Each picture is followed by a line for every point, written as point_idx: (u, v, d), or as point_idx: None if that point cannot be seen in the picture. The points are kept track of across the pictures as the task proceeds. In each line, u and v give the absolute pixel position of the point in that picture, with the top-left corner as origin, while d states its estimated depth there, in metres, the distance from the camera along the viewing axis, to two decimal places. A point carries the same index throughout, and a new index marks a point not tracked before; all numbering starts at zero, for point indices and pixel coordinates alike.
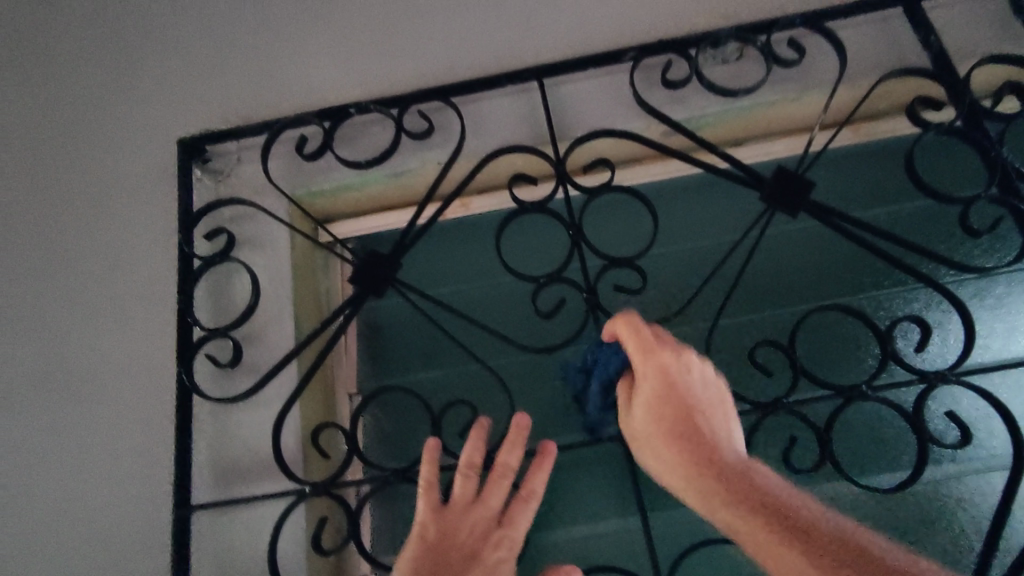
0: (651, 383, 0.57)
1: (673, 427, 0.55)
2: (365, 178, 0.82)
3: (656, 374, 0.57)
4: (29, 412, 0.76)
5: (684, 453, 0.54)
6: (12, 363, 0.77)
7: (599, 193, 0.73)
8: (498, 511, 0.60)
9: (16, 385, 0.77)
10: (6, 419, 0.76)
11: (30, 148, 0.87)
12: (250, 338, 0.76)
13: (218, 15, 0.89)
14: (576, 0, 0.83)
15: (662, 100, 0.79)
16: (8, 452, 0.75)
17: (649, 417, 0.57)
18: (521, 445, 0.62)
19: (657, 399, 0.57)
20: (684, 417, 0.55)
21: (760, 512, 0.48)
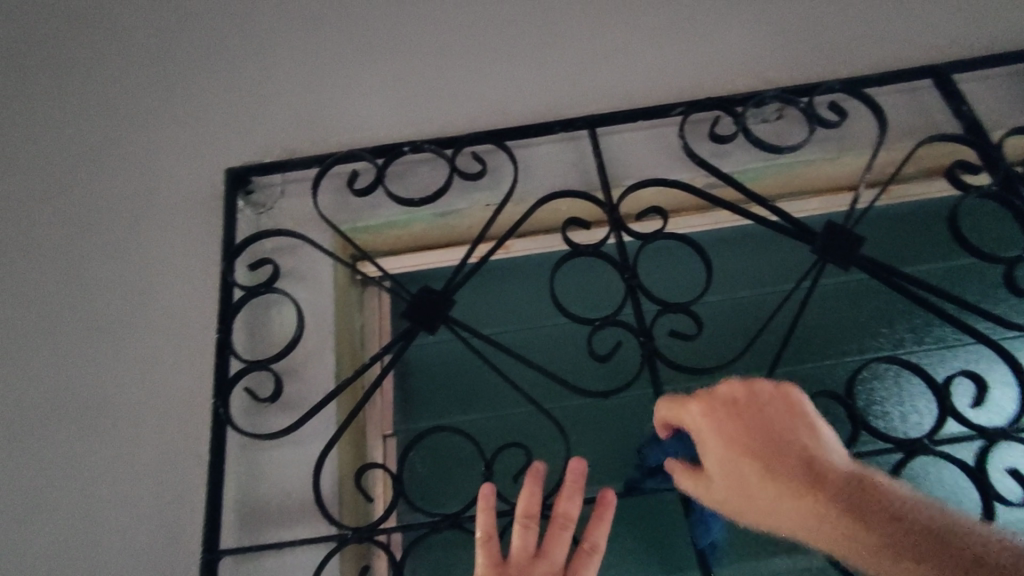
0: (718, 438, 0.54)
1: (756, 471, 0.52)
2: (411, 216, 0.82)
3: (720, 416, 0.54)
4: (47, 442, 0.71)
5: (780, 492, 0.50)
6: (34, 391, 0.73)
7: (653, 239, 0.74)
8: (562, 565, 0.54)
9: (36, 414, 0.72)
10: (20, 449, 0.71)
11: (66, 172, 0.86)
12: (289, 374, 0.73)
13: (271, 53, 0.91)
14: (625, 57, 0.87)
15: (707, 152, 0.81)
16: (18, 486, 0.69)
17: (727, 465, 0.53)
18: (579, 494, 0.58)
19: (732, 441, 0.53)
20: (768, 453, 0.52)
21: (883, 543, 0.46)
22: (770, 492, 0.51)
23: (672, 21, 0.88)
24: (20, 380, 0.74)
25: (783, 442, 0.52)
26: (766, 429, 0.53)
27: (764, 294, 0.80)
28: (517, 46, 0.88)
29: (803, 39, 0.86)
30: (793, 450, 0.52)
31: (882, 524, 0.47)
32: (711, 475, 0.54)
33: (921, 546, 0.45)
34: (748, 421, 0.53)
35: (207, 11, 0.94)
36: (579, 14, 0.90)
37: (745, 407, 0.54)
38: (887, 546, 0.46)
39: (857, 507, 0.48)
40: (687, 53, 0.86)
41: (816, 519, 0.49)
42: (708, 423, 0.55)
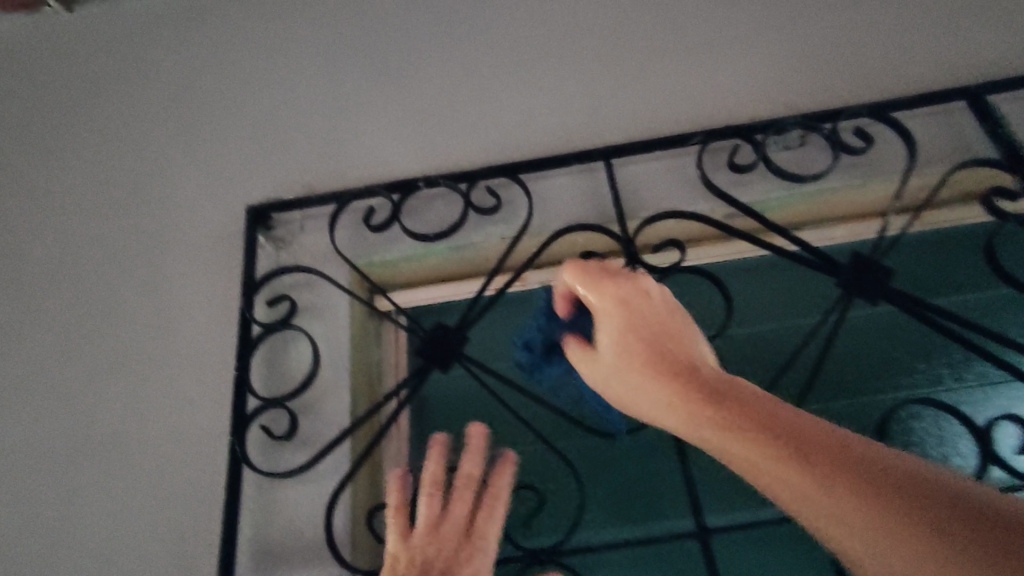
0: (611, 314, 0.48)
1: (647, 354, 0.45)
2: (426, 250, 0.82)
3: (616, 300, 0.49)
4: (75, 477, 0.73)
5: (667, 379, 0.44)
6: (65, 424, 0.76)
7: (670, 273, 0.73)
8: (465, 522, 0.52)
9: (65, 448, 0.75)
10: (51, 483, 0.73)
11: (99, 211, 0.89)
12: (305, 409, 0.74)
13: (293, 91, 0.93)
14: (642, 87, 0.86)
15: (727, 182, 0.79)
16: (48, 519, 0.72)
17: (616, 347, 0.47)
18: (480, 451, 0.57)
19: (626, 326, 0.47)
20: (662, 343, 0.46)
21: (777, 441, 0.38)
22: (656, 377, 0.44)
23: (690, 49, 0.87)
24: (53, 415, 0.77)
25: (673, 336, 0.46)
26: (663, 322, 0.47)
27: (788, 327, 0.77)
28: (533, 78, 0.88)
29: (826, 64, 0.84)
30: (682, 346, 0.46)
31: (776, 422, 0.39)
32: (600, 359, 0.48)
33: (822, 448, 0.37)
34: (645, 310, 0.48)
35: (233, 53, 0.97)
36: (594, 45, 0.89)
37: (645, 298, 0.49)
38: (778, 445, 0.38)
39: (752, 403, 0.40)
40: (705, 81, 0.85)
41: (701, 407, 0.41)
42: (603, 307, 0.49)
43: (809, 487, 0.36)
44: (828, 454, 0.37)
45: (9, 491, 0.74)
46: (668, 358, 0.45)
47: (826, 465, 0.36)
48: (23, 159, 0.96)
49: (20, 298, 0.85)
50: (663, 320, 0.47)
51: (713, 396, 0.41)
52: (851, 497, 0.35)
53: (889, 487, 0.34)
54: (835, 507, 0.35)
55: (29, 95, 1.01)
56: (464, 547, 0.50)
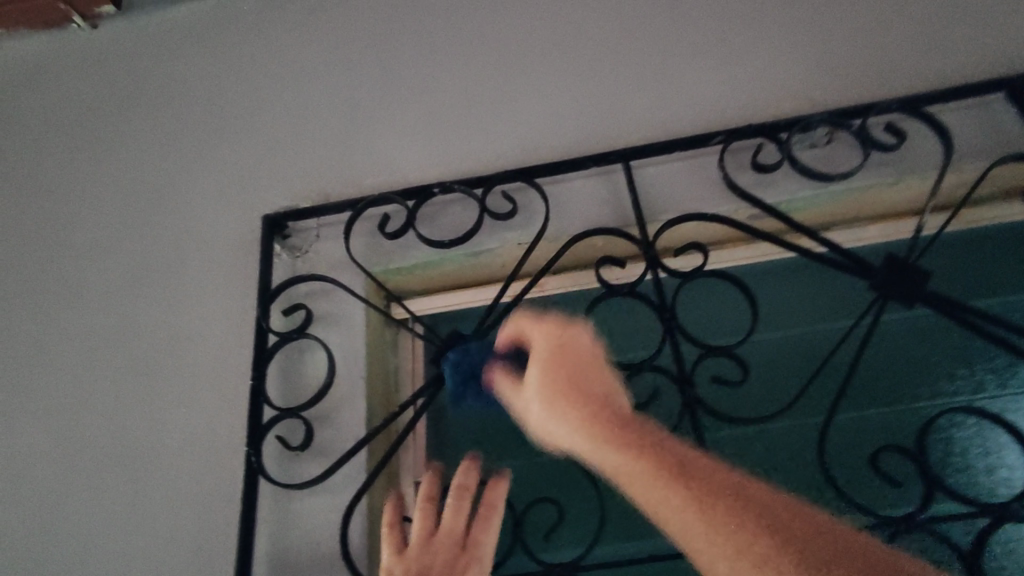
0: (543, 351, 0.54)
1: (570, 392, 0.51)
2: (442, 256, 0.80)
3: (547, 341, 0.54)
4: (104, 489, 0.75)
5: (583, 417, 0.50)
6: (95, 436, 0.78)
7: (693, 276, 0.70)
8: (461, 535, 0.57)
9: (95, 460, 0.77)
10: (83, 495, 0.75)
11: (121, 223, 0.90)
12: (320, 420, 0.73)
13: (309, 99, 0.93)
14: (661, 86, 0.83)
15: (750, 182, 0.76)
16: (80, 531, 0.74)
17: (541, 382, 0.53)
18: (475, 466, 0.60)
19: (554, 366, 0.53)
20: (582, 384, 0.52)
21: (668, 477, 0.44)
22: (575, 415, 0.50)
23: (711, 46, 0.84)
24: (83, 427, 0.79)
25: (592, 378, 0.52)
26: (586, 362, 0.53)
27: (818, 331, 0.74)
28: (549, 79, 0.87)
29: (854, 57, 0.80)
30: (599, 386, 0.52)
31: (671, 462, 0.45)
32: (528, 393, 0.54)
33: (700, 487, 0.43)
34: (572, 352, 0.53)
35: (250, 63, 0.98)
36: (611, 43, 0.87)
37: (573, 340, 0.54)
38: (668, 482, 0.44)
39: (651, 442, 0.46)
40: (727, 78, 0.82)
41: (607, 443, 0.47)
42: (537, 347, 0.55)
43: (689, 519, 0.43)
44: (705, 490, 0.43)
45: (42, 502, 0.76)
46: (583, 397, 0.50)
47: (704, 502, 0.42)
48: (50, 173, 0.98)
49: (49, 311, 0.87)
50: (586, 360, 0.53)
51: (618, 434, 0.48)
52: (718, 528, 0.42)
53: (752, 524, 0.41)
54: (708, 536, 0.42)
55: (54, 110, 1.03)
56: (458, 560, 0.55)
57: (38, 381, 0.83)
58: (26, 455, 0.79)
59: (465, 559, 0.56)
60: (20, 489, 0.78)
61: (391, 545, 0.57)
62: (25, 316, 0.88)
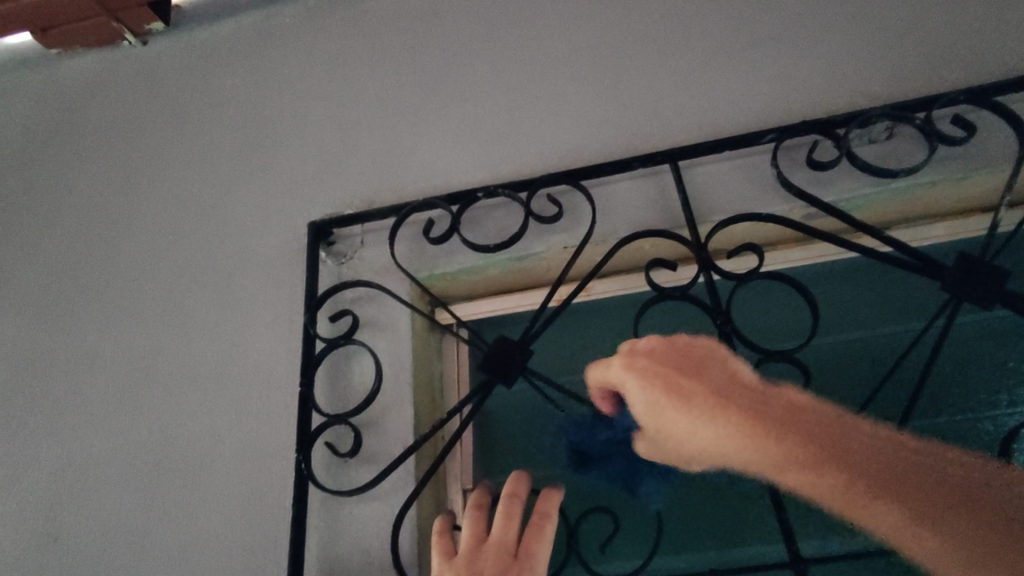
0: (642, 373, 0.54)
1: (691, 400, 0.51)
2: (487, 261, 0.80)
3: (643, 362, 0.54)
4: (160, 491, 0.77)
5: (718, 416, 0.50)
6: (149, 440, 0.80)
7: (748, 278, 0.68)
8: (512, 543, 0.55)
9: (150, 464, 0.78)
10: (140, 497, 0.77)
11: (172, 231, 0.93)
12: (368, 426, 0.73)
13: (351, 106, 0.93)
14: (708, 84, 0.81)
15: (805, 180, 0.73)
16: (138, 532, 0.75)
17: (654, 400, 0.53)
18: (525, 476, 0.60)
19: (664, 380, 0.53)
20: (698, 387, 0.52)
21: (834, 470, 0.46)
22: (708, 418, 0.50)
23: (760, 41, 0.82)
24: (139, 431, 0.81)
25: (702, 380, 0.52)
26: (691, 366, 0.53)
27: (884, 334, 0.72)
28: (592, 80, 0.85)
29: (914, 47, 0.77)
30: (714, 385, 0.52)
31: (826, 447, 0.47)
32: (643, 411, 0.54)
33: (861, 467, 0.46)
34: (674, 360, 0.54)
35: (293, 72, 0.99)
36: (656, 41, 0.85)
37: (671, 350, 0.55)
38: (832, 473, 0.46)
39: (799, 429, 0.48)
40: (778, 74, 0.80)
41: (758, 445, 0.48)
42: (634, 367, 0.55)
43: (867, 503, 0.45)
44: (856, 464, 0.46)
45: (101, 504, 0.78)
46: (707, 400, 0.50)
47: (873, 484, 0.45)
48: (104, 183, 1.01)
49: (104, 317, 0.90)
50: (689, 364, 0.54)
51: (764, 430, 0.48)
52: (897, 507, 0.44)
53: (906, 486, 0.45)
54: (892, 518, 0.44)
55: (107, 124, 1.06)
56: (511, 569, 0.53)
57: (94, 385, 0.85)
58: (86, 459, 0.81)
59: (517, 567, 0.53)
60: (78, 491, 0.80)
61: (441, 553, 0.57)
62: (82, 322, 0.91)
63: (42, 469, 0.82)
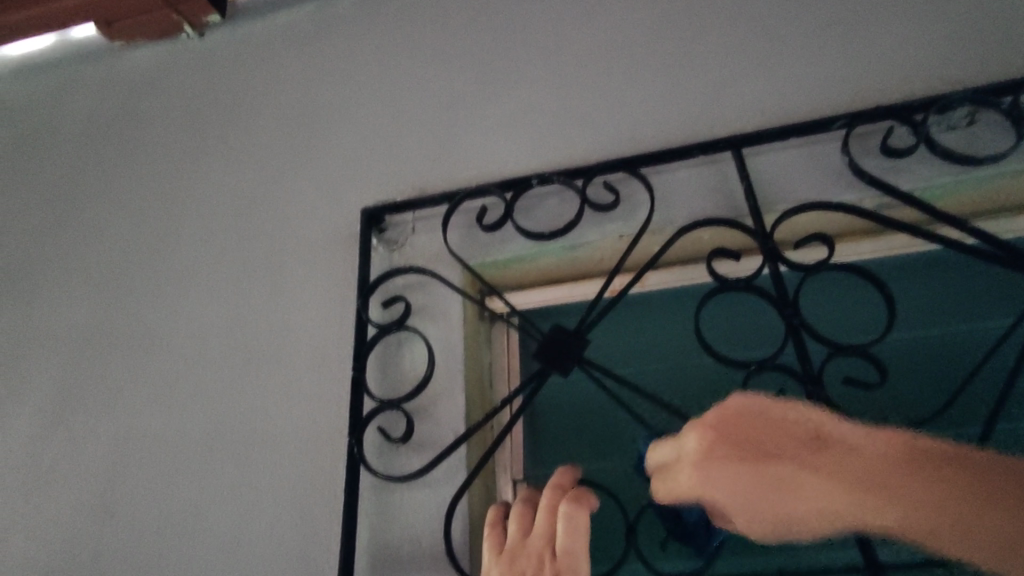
0: (724, 457, 0.44)
1: (781, 478, 0.43)
2: (541, 250, 0.78)
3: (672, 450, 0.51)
4: (213, 470, 0.78)
5: (824, 491, 0.41)
6: (202, 420, 0.81)
7: (817, 269, 0.65)
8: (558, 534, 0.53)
9: (204, 442, 0.80)
10: (194, 474, 0.78)
11: (227, 217, 0.94)
12: (418, 413, 0.72)
13: (404, 94, 0.93)
14: (773, 69, 0.78)
15: (878, 169, 0.70)
16: (192, 509, 0.77)
17: (740, 496, 0.43)
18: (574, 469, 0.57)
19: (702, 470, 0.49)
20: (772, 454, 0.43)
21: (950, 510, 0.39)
22: (800, 492, 0.42)
23: (828, 25, 0.79)
24: (194, 410, 0.82)
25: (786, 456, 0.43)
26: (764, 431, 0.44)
27: (965, 332, 0.71)
28: (649, 67, 0.83)
29: (1000, 29, 0.72)
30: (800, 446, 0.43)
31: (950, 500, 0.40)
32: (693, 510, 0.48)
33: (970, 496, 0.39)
34: (746, 426, 0.44)
35: (346, 62, 1.00)
36: (716, 26, 0.83)
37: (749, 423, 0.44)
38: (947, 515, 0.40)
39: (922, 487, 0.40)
40: (847, 58, 0.76)
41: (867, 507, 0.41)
42: (704, 451, 0.45)
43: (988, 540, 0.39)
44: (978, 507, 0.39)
45: (156, 480, 0.80)
46: (794, 481, 0.42)
47: (986, 514, 0.39)
48: (162, 171, 1.03)
49: (160, 299, 0.92)
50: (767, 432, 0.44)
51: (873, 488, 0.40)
52: None
53: None
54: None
55: (164, 113, 1.09)
56: (547, 566, 0.53)
57: (150, 364, 0.87)
58: (143, 437, 0.83)
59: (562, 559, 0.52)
60: (133, 466, 0.82)
61: (490, 543, 0.56)
62: (140, 303, 0.93)
63: (101, 445, 0.85)
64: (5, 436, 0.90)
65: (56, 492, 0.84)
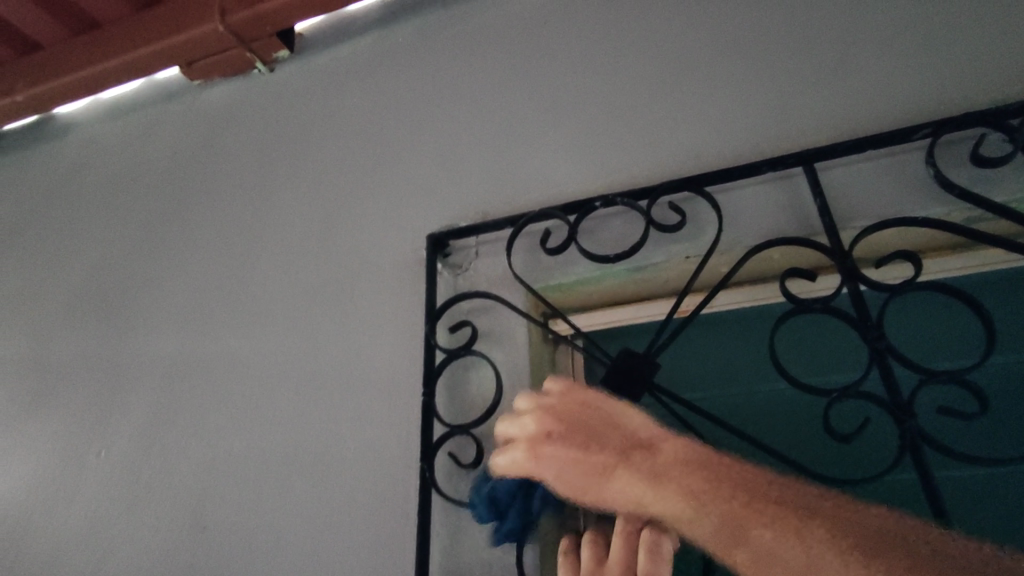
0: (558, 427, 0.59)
1: (590, 452, 0.56)
2: (605, 271, 0.78)
3: (576, 443, 0.57)
4: (291, 488, 0.81)
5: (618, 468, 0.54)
6: (280, 440, 0.85)
7: (902, 290, 0.61)
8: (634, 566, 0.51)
9: (282, 461, 0.84)
10: (274, 492, 0.82)
11: (300, 244, 0.99)
12: (487, 437, 0.73)
13: (465, 121, 0.95)
14: (845, 79, 0.75)
15: (967, 180, 0.66)
16: (272, 525, 0.80)
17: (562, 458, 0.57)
18: None
19: (601, 460, 0.55)
20: (601, 437, 0.57)
21: (715, 498, 0.48)
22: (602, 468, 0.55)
23: (905, 30, 0.75)
24: (273, 430, 0.86)
25: (603, 435, 0.57)
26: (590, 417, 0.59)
27: None
28: (712, 82, 0.82)
29: None
30: (617, 436, 0.56)
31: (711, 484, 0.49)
32: (574, 480, 0.56)
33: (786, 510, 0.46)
34: (579, 412, 0.60)
35: (408, 91, 1.03)
36: (783, 37, 0.80)
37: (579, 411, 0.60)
38: (722, 509, 0.48)
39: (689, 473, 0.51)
40: (928, 63, 0.72)
41: (650, 487, 0.52)
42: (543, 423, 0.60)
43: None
44: (733, 489, 0.49)
45: (238, 496, 0.84)
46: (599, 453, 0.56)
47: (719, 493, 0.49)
48: (241, 201, 1.09)
49: (241, 324, 0.97)
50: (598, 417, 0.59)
51: (656, 472, 0.52)
52: (776, 531, 0.45)
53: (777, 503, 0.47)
54: (778, 541, 0.45)
55: (241, 146, 1.15)
56: None
57: (232, 386, 0.92)
58: (228, 457, 0.88)
59: None
60: (218, 483, 0.87)
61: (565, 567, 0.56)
62: (222, 327, 0.98)
63: (190, 462, 0.90)
64: (106, 451, 0.98)
65: (152, 508, 0.90)
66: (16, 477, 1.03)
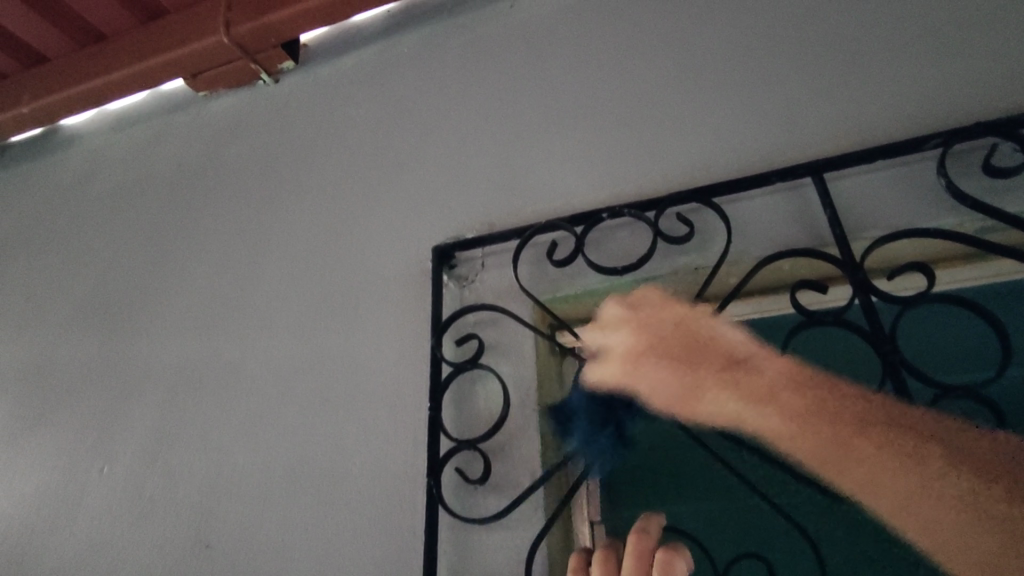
0: (654, 345, 0.70)
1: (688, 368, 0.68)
2: (612, 283, 0.77)
3: (673, 359, 0.68)
4: (296, 504, 0.81)
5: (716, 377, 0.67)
6: (286, 454, 0.84)
7: (915, 303, 0.61)
8: None
9: (288, 476, 0.83)
10: (280, 507, 0.82)
11: (305, 255, 0.98)
12: (494, 451, 0.72)
13: (470, 131, 0.95)
14: (853, 89, 0.75)
15: (978, 190, 0.65)
16: (278, 541, 0.80)
17: (658, 374, 0.68)
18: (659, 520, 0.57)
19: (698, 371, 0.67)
20: (697, 352, 0.68)
21: (813, 421, 0.62)
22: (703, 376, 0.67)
23: (913, 38, 0.74)
24: (278, 444, 0.85)
25: (698, 348, 0.69)
26: (680, 332, 0.70)
27: None
28: (720, 92, 0.81)
29: None
30: (711, 351, 0.68)
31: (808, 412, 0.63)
32: (673, 394, 0.67)
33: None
34: (672, 330, 0.70)
35: (413, 101, 1.03)
36: (791, 47, 0.80)
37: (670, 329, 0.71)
38: (818, 431, 0.62)
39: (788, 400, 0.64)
40: (937, 71, 0.71)
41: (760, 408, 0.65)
42: (636, 342, 0.70)
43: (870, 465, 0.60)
44: (827, 413, 0.63)
45: (244, 512, 0.84)
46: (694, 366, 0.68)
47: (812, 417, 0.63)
48: (246, 213, 1.09)
49: (246, 336, 0.97)
50: (693, 332, 0.70)
51: (747, 392, 0.66)
52: (864, 442, 0.61)
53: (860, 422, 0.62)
54: (863, 454, 0.60)
55: (246, 157, 1.15)
56: None
57: (238, 399, 0.92)
58: (233, 471, 0.87)
59: None
60: (224, 498, 0.86)
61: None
62: (228, 340, 0.98)
63: (195, 477, 0.89)
64: (111, 466, 0.97)
65: (157, 522, 0.89)
66: (21, 490, 1.03)
